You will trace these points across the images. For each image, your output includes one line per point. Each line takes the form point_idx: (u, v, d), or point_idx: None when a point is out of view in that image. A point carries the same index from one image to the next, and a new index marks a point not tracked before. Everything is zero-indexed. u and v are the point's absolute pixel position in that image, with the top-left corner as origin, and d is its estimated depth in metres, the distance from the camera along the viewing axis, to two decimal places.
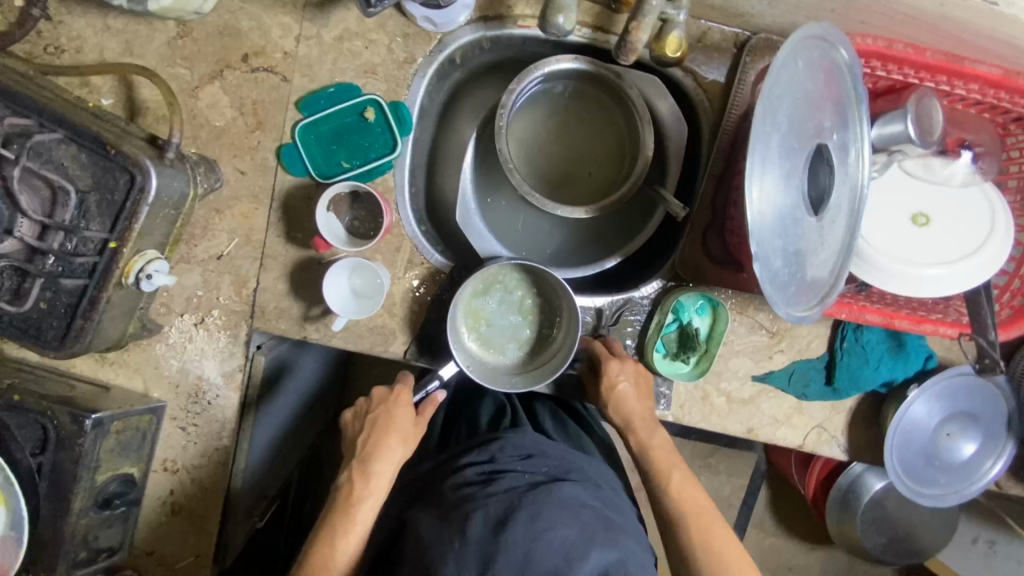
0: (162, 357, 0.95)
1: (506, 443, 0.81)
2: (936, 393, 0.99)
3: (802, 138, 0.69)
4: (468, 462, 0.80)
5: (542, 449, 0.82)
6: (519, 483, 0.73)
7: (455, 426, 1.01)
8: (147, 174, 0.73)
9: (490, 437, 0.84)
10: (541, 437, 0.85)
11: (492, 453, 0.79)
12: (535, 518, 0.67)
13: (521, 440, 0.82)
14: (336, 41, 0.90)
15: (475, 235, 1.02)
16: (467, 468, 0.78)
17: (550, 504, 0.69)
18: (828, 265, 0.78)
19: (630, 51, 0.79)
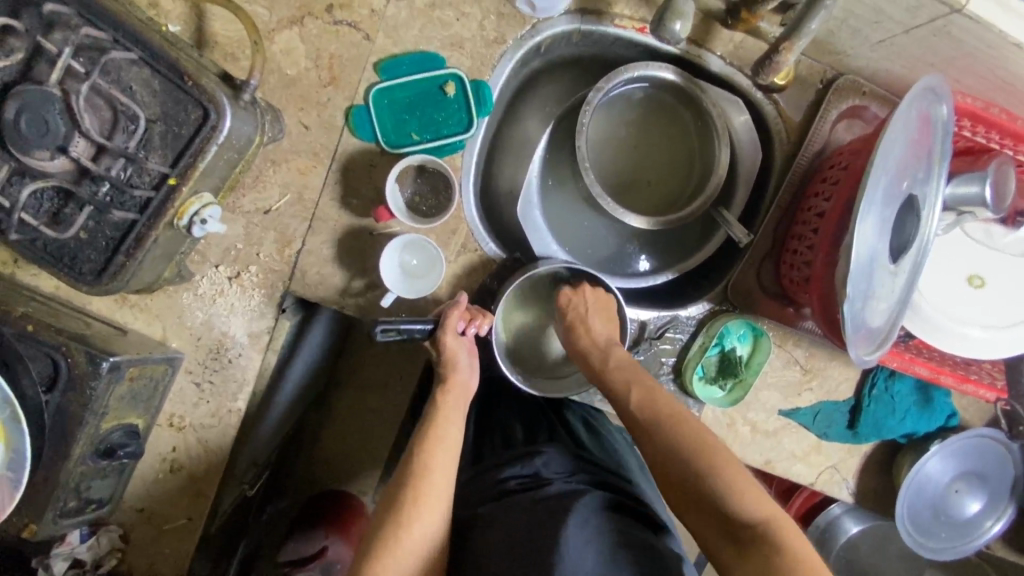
0: (188, 306, 0.90)
1: (547, 458, 0.82)
2: (952, 449, 1.02)
3: (900, 184, 0.70)
4: (510, 474, 0.81)
5: (583, 466, 0.83)
6: (567, 490, 0.75)
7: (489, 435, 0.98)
8: (223, 114, 0.69)
9: (532, 450, 0.85)
10: (582, 454, 0.87)
11: (535, 468, 0.81)
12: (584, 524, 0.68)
13: (561, 457, 0.84)
14: (427, 7, 0.86)
15: (531, 227, 0.98)
16: (509, 480, 0.80)
17: (601, 511, 0.70)
18: (890, 315, 0.79)
19: (773, 70, 0.81)
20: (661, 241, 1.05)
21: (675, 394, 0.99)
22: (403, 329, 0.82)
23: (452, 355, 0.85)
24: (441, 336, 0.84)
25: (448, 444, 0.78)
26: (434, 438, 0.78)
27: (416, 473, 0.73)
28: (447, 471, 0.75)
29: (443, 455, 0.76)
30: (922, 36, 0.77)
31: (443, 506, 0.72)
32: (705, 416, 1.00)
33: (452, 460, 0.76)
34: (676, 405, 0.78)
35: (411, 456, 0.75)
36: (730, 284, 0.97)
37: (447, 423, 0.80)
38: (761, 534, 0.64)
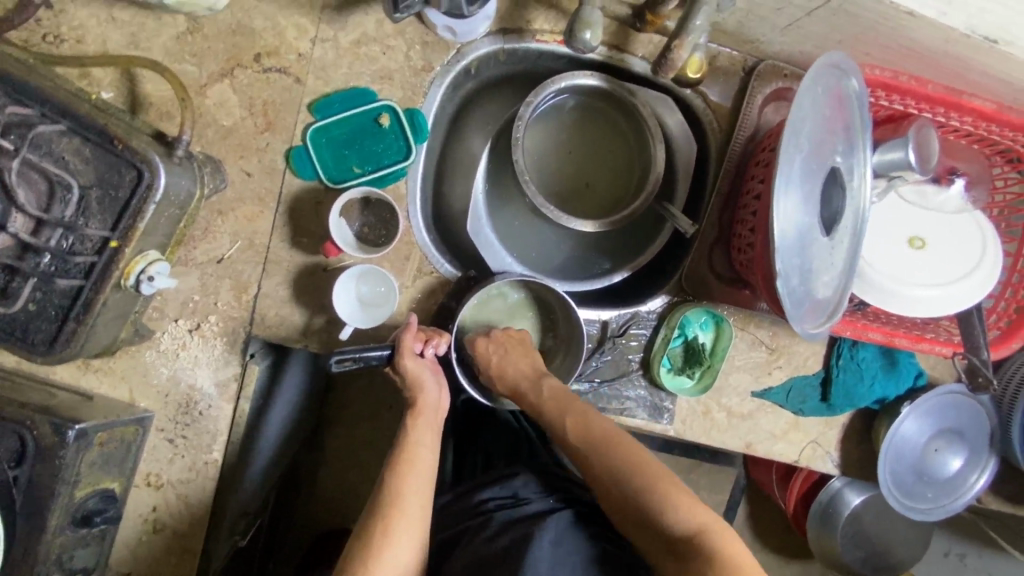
0: (152, 364, 0.90)
1: (527, 478, 0.83)
2: (924, 409, 1.03)
3: (819, 160, 0.72)
4: (487, 496, 0.82)
5: (561, 484, 0.84)
6: (544, 509, 0.77)
7: (468, 455, 0.99)
8: (157, 172, 0.71)
9: (510, 471, 0.86)
10: (560, 471, 0.87)
11: (514, 490, 0.82)
12: (558, 541, 0.70)
13: (540, 476, 0.84)
14: (353, 45, 0.88)
15: (484, 245, 1.00)
16: (487, 501, 0.81)
17: (574, 525, 0.74)
18: (837, 287, 0.81)
19: (670, 68, 0.82)
20: (613, 242, 1.07)
21: (646, 389, 1.01)
22: (359, 358, 0.82)
23: (415, 376, 0.85)
24: (400, 359, 0.84)
25: (421, 466, 0.78)
26: (406, 463, 0.78)
27: (390, 498, 0.74)
28: (422, 496, 0.76)
29: (416, 481, 0.76)
30: (824, 17, 0.80)
31: (418, 533, 0.72)
32: (679, 408, 1.01)
33: (425, 483, 0.77)
34: (608, 426, 0.79)
35: (386, 480, 0.76)
36: (684, 274, 0.99)
37: (420, 446, 0.80)
38: (693, 543, 0.66)
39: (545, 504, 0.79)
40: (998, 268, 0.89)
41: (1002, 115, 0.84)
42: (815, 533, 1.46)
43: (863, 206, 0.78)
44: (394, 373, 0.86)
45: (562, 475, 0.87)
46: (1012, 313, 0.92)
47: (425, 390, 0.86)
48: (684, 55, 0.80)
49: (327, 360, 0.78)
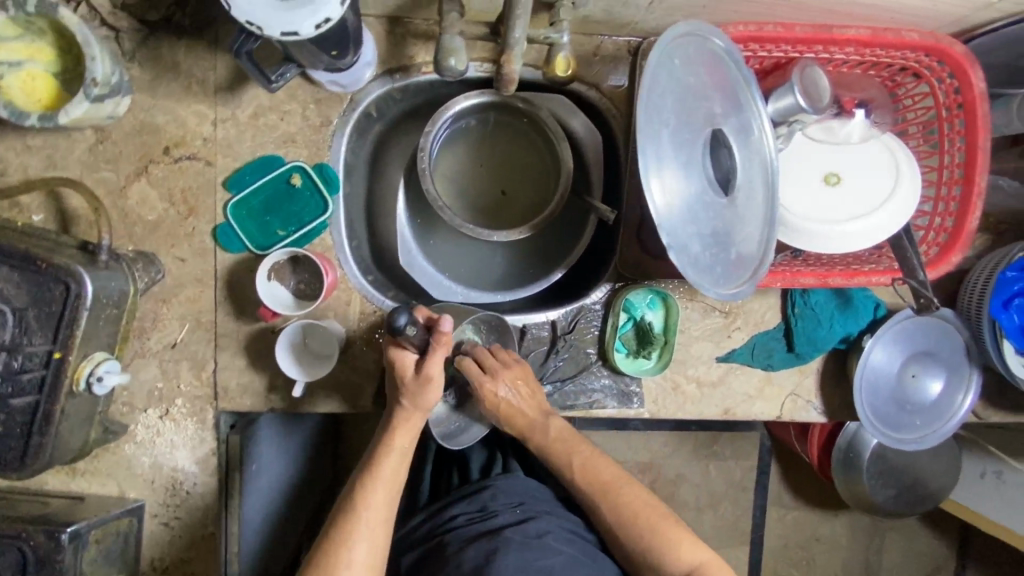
0: (132, 456, 0.95)
1: (496, 490, 0.87)
2: (891, 338, 1.02)
3: (688, 128, 0.72)
4: (457, 512, 0.86)
5: (532, 494, 0.88)
6: (513, 520, 0.82)
7: (445, 470, 1.04)
8: (82, 280, 0.75)
9: (478, 484, 0.90)
10: (530, 481, 0.91)
11: (482, 503, 0.85)
12: (525, 549, 0.76)
13: (511, 486, 0.88)
14: (252, 118, 0.92)
15: (418, 274, 1.08)
16: (456, 517, 0.85)
17: (542, 533, 0.79)
18: None
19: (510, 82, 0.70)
20: (549, 242, 1.12)
21: (610, 377, 1.02)
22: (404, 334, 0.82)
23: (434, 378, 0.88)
24: (427, 360, 0.86)
25: (388, 477, 0.87)
26: (375, 473, 0.87)
27: (357, 507, 0.84)
28: (385, 507, 0.85)
29: (382, 488, 0.86)
30: None
31: (378, 537, 0.83)
32: (647, 388, 1.03)
33: (388, 496, 0.86)
34: (610, 471, 0.94)
35: (355, 486, 0.86)
36: (619, 261, 1.01)
37: (388, 459, 0.87)
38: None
39: (513, 515, 0.83)
40: (917, 186, 0.89)
41: (879, 39, 0.85)
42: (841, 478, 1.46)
43: (771, 158, 0.73)
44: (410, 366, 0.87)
45: (533, 484, 0.90)
46: (948, 227, 0.92)
47: (428, 407, 0.89)
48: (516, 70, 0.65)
49: (395, 312, 0.78)
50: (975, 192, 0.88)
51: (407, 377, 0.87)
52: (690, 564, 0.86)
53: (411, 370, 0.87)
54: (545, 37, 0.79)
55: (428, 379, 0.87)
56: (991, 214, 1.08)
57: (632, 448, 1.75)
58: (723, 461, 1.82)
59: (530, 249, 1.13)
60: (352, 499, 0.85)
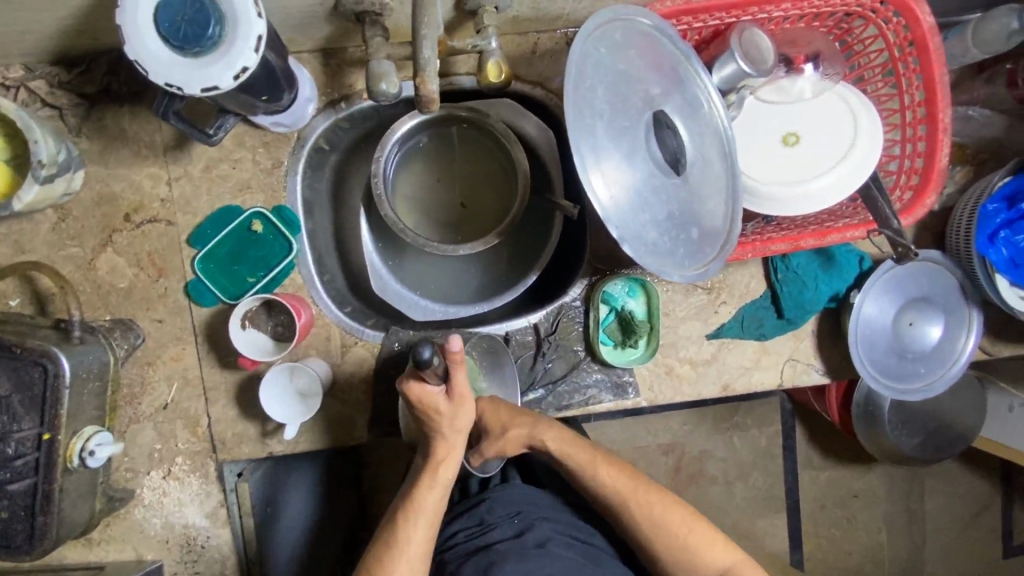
0: (143, 519, 0.96)
1: (493, 502, 0.92)
2: (881, 289, 0.99)
3: (626, 116, 0.71)
4: (458, 528, 0.91)
5: (529, 503, 0.92)
6: (511, 534, 0.86)
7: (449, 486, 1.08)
8: (57, 359, 0.77)
9: (479, 499, 0.95)
10: (529, 489, 0.96)
11: (482, 517, 0.91)
12: (523, 559, 0.80)
13: (508, 498, 0.92)
14: (205, 172, 0.93)
15: (394, 297, 1.08)
16: (458, 534, 0.90)
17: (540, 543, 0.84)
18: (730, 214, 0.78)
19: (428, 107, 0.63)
20: (522, 246, 1.13)
21: (602, 372, 1.01)
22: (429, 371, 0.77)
23: (461, 391, 0.85)
24: (453, 378, 0.83)
25: (428, 510, 0.86)
26: (416, 507, 0.86)
27: (398, 540, 0.84)
28: (427, 541, 0.85)
29: (424, 521, 0.85)
30: None
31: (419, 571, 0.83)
32: (640, 377, 1.01)
33: (429, 530, 0.85)
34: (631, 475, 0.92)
35: (397, 519, 0.86)
36: (591, 254, 1.01)
37: (432, 491, 0.87)
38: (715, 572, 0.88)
39: (511, 526, 0.88)
40: (879, 132, 0.86)
41: None
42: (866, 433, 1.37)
43: (720, 128, 0.74)
44: (438, 397, 0.84)
45: (530, 492, 0.95)
46: (918, 168, 0.90)
47: (463, 428, 0.88)
48: (435, 92, 0.62)
49: (420, 347, 0.68)
50: (939, 128, 0.86)
51: (439, 407, 0.84)
52: (722, 565, 0.88)
53: (440, 399, 0.84)
54: (473, 46, 0.79)
55: (460, 401, 0.85)
56: (970, 145, 1.04)
57: (652, 432, 1.71)
58: (749, 431, 1.74)
59: (504, 257, 1.15)
60: (397, 534, 0.85)
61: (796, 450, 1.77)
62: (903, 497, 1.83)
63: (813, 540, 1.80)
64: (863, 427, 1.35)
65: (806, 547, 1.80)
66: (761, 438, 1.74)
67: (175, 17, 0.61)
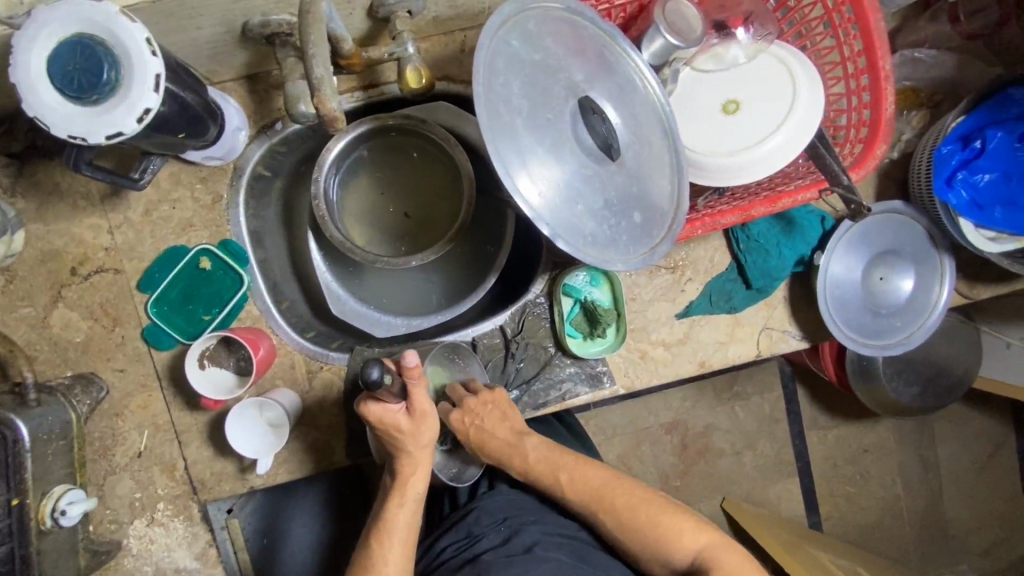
0: (134, 568, 0.93)
1: (479, 513, 0.95)
2: (846, 248, 0.98)
3: (547, 107, 0.68)
4: (449, 543, 0.94)
5: (517, 508, 0.95)
6: (495, 543, 0.89)
7: (439, 498, 1.09)
8: (15, 426, 0.76)
9: (466, 512, 0.97)
10: (516, 495, 0.98)
11: (469, 529, 0.93)
12: (511, 565, 0.83)
13: (494, 506, 0.96)
14: (145, 215, 0.92)
15: (356, 316, 1.07)
16: (449, 549, 0.93)
17: (526, 548, 0.86)
18: (674, 189, 0.77)
19: (337, 121, 0.68)
20: (481, 247, 1.13)
21: (574, 365, 0.98)
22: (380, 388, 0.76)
23: (423, 406, 0.85)
24: (413, 393, 0.83)
25: (401, 528, 0.88)
26: (388, 528, 0.88)
27: (376, 564, 0.85)
28: (404, 560, 0.86)
29: (397, 541, 0.87)
30: None
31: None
32: (614, 365, 0.99)
33: (403, 549, 0.87)
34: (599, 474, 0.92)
35: (371, 543, 0.87)
36: (548, 250, 1.00)
37: (402, 510, 0.88)
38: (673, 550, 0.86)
39: (498, 534, 0.90)
40: (819, 89, 0.84)
41: None
42: (861, 387, 1.32)
43: (653, 105, 0.76)
44: (400, 415, 0.85)
45: (516, 498, 0.97)
46: (866, 120, 0.87)
47: (426, 443, 0.88)
48: (336, 109, 0.67)
49: (365, 368, 0.69)
50: (881, 76, 0.83)
51: (400, 425, 0.85)
52: (692, 550, 0.86)
53: (402, 418, 0.85)
54: (389, 54, 0.77)
55: (422, 417, 0.86)
56: (923, 87, 1.03)
57: (653, 412, 1.69)
58: (749, 401, 1.73)
59: (464, 260, 1.14)
60: (370, 555, 0.86)
61: (798, 413, 1.74)
62: (914, 447, 1.81)
63: (829, 499, 1.76)
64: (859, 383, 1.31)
65: (823, 508, 1.76)
66: (763, 405, 1.72)
67: (67, 67, 0.60)
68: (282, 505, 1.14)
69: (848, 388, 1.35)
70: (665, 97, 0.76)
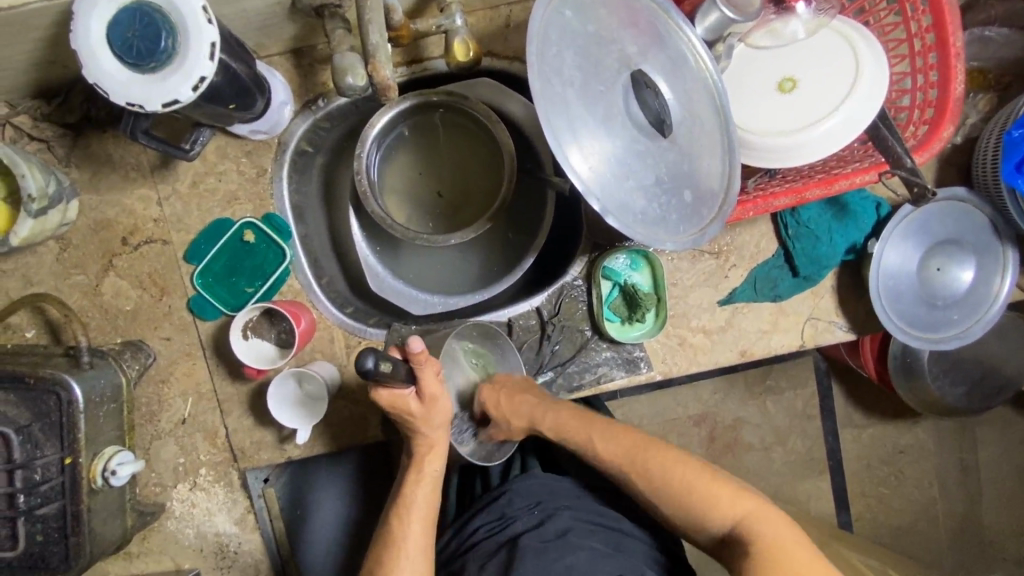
0: (177, 530, 0.96)
1: (512, 495, 0.94)
2: (901, 236, 0.93)
3: (600, 80, 0.67)
4: (481, 523, 0.93)
5: (549, 492, 0.95)
6: (530, 527, 0.88)
7: (470, 479, 1.09)
8: (69, 387, 0.78)
9: (496, 493, 0.96)
10: (548, 476, 0.97)
11: (501, 511, 0.92)
12: (547, 556, 0.83)
13: (528, 488, 0.95)
14: (193, 187, 0.94)
15: (393, 294, 1.09)
16: (482, 529, 0.93)
17: (558, 536, 0.86)
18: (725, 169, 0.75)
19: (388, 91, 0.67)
20: (517, 229, 1.13)
21: (611, 350, 0.97)
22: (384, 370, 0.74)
23: (432, 391, 0.83)
24: (420, 378, 0.82)
25: (417, 505, 0.87)
26: (405, 505, 0.87)
27: (396, 541, 0.85)
28: (423, 535, 0.86)
29: (417, 517, 0.87)
30: None
31: (419, 566, 0.84)
32: (652, 351, 0.97)
33: (423, 523, 0.86)
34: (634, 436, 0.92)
35: (390, 521, 0.87)
36: (588, 231, 0.98)
37: (419, 486, 0.88)
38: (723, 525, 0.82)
39: (532, 516, 0.90)
40: (884, 66, 0.80)
41: None
42: (907, 386, 1.26)
43: (709, 82, 0.73)
44: (412, 399, 0.83)
45: (552, 481, 0.96)
46: (933, 100, 0.83)
47: (442, 424, 0.87)
48: (390, 77, 0.67)
49: (359, 359, 0.66)
50: (951, 54, 0.79)
51: (412, 408, 0.84)
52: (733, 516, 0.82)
53: (413, 402, 0.83)
54: (437, 25, 0.77)
55: (433, 401, 0.84)
56: (990, 69, 0.98)
57: (682, 403, 1.66)
58: (782, 397, 1.69)
59: (498, 241, 1.14)
60: (392, 528, 0.86)
61: (833, 410, 1.70)
62: (954, 449, 1.74)
63: (861, 500, 1.72)
64: (903, 381, 1.25)
65: (854, 508, 1.71)
66: (796, 401, 1.68)
67: (126, 34, 0.61)
68: (312, 482, 1.16)
69: (890, 387, 1.30)
70: (720, 74, 0.73)
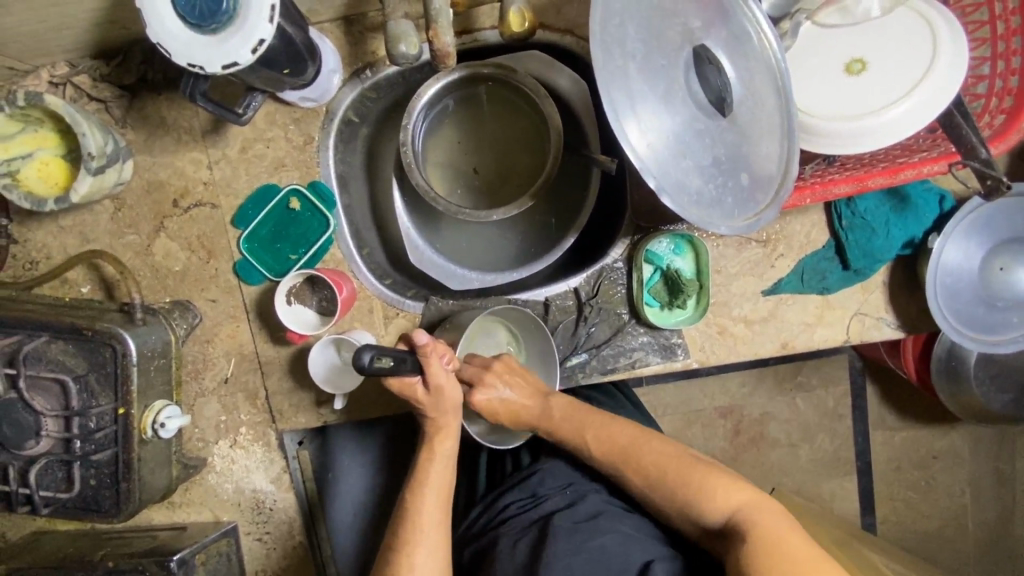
0: (217, 484, 1.00)
1: (545, 476, 0.95)
2: (964, 232, 0.90)
3: (661, 54, 0.65)
4: (513, 500, 0.94)
5: (579, 475, 0.96)
6: (558, 507, 0.89)
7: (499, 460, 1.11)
8: (123, 340, 0.81)
9: (528, 473, 0.97)
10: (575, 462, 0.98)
11: (533, 490, 0.94)
12: (576, 533, 0.84)
13: (557, 471, 0.96)
14: (242, 152, 0.95)
15: (431, 268, 1.09)
16: (514, 506, 0.93)
17: (591, 518, 0.87)
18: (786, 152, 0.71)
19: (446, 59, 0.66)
20: (556, 209, 1.13)
21: (649, 335, 0.96)
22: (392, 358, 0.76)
23: (442, 382, 0.84)
24: (427, 369, 0.83)
25: (433, 482, 0.88)
26: (420, 481, 0.88)
27: (412, 516, 0.85)
28: (439, 510, 0.86)
29: (433, 493, 0.87)
30: None
31: (438, 542, 0.84)
32: (690, 338, 0.95)
33: (440, 500, 0.87)
34: (627, 431, 0.89)
35: (404, 496, 0.88)
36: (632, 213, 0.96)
37: (433, 463, 0.89)
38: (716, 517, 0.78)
39: (563, 498, 0.91)
40: (963, 49, 0.76)
41: None
42: (950, 390, 1.22)
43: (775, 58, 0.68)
44: (419, 389, 0.85)
45: (581, 463, 0.98)
46: (1012, 88, 0.78)
47: (455, 407, 0.88)
48: (449, 45, 0.68)
49: (357, 356, 0.70)
50: None
51: (421, 398, 0.86)
52: (725, 505, 0.79)
53: (420, 390, 0.85)
54: None
55: (439, 392, 0.85)
56: None
57: (709, 395, 1.63)
58: (814, 394, 1.65)
59: (534, 221, 1.15)
60: (409, 510, 0.86)
61: (865, 410, 1.65)
62: (989, 458, 1.68)
63: (887, 502, 1.68)
64: (948, 384, 1.21)
65: (880, 510, 1.68)
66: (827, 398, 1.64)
67: None
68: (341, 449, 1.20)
69: (931, 389, 1.26)
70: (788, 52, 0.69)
